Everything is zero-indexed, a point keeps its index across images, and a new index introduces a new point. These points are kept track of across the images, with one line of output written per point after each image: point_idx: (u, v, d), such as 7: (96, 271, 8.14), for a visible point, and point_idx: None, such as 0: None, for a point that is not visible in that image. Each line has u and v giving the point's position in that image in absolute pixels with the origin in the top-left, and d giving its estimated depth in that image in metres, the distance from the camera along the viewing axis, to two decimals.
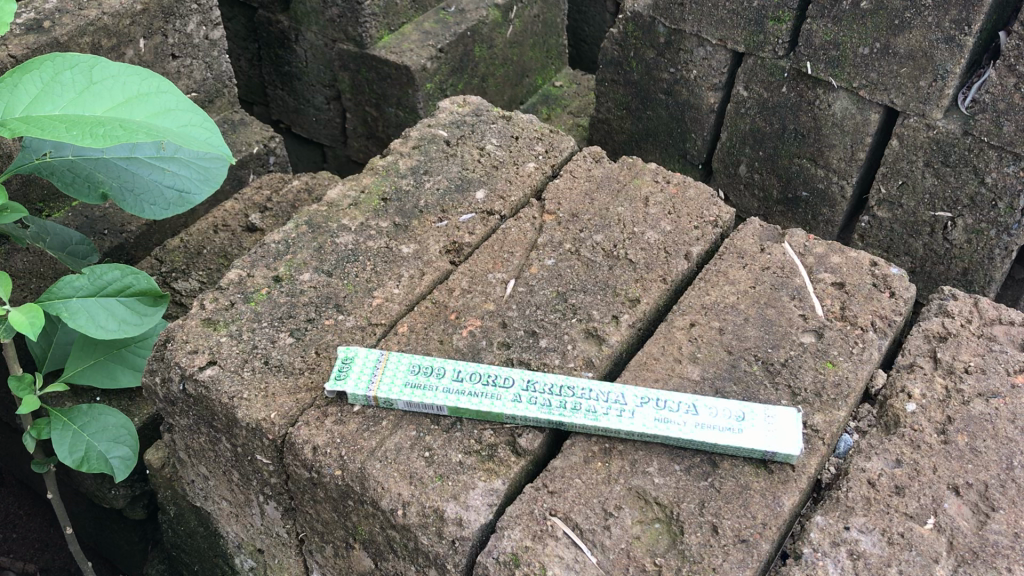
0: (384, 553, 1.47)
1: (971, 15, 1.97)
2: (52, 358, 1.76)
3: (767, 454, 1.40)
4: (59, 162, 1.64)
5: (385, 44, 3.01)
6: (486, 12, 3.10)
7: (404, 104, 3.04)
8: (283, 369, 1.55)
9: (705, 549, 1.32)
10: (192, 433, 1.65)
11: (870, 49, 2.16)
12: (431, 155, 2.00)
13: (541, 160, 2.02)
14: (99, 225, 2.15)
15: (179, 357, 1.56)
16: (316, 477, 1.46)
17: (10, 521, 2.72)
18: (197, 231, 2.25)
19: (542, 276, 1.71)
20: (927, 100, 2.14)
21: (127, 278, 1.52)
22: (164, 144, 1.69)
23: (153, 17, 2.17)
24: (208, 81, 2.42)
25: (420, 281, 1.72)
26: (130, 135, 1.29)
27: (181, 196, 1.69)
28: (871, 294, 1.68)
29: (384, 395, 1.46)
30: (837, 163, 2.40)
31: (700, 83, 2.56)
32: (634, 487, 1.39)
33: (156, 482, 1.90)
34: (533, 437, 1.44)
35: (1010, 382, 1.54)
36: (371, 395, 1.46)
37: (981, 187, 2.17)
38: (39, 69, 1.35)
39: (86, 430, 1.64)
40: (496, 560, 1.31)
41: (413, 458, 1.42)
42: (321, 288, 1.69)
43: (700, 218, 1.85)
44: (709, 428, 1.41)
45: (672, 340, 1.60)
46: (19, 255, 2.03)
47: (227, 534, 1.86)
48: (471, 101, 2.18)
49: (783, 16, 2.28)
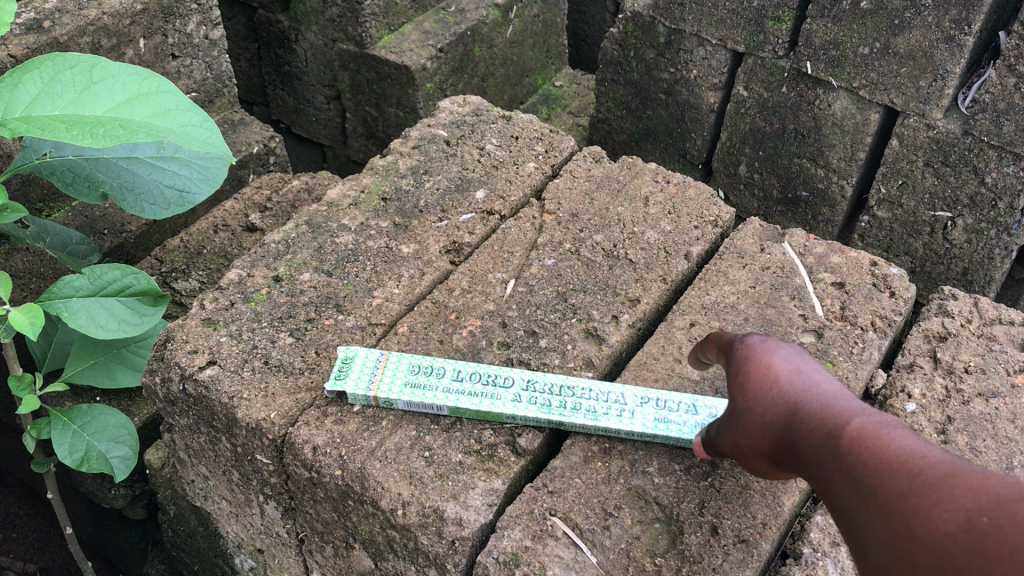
0: (385, 553, 1.47)
1: (971, 15, 1.97)
2: (52, 358, 1.76)
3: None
4: (59, 163, 1.64)
5: (384, 43, 3.00)
6: (486, 12, 3.09)
7: (405, 104, 3.04)
8: (283, 369, 1.55)
9: (705, 548, 1.32)
10: (192, 433, 1.65)
11: (870, 48, 2.16)
12: (431, 155, 2.00)
13: (541, 160, 2.02)
14: (99, 224, 2.14)
15: (179, 357, 1.56)
16: (316, 477, 1.46)
17: (10, 520, 2.72)
18: (197, 230, 2.25)
19: (542, 276, 1.71)
20: (927, 100, 2.13)
21: (127, 278, 1.52)
22: (164, 144, 1.70)
23: (153, 17, 2.17)
24: (208, 81, 2.42)
25: (420, 281, 1.72)
26: (131, 134, 1.29)
27: (181, 196, 1.69)
28: (871, 294, 1.68)
29: (384, 395, 1.45)
30: (837, 163, 2.40)
31: (700, 83, 2.56)
32: (634, 487, 1.39)
33: (156, 482, 1.90)
34: (533, 437, 1.44)
35: (1010, 382, 1.54)
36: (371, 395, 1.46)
37: (981, 187, 2.17)
38: (39, 69, 1.35)
39: (86, 429, 1.64)
40: (496, 560, 1.31)
41: (413, 458, 1.42)
42: (321, 288, 1.69)
43: (700, 218, 1.85)
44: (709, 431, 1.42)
45: (672, 340, 1.60)
46: (19, 254, 2.02)
47: (227, 534, 1.86)
48: (471, 101, 2.18)
49: (783, 16, 2.28)
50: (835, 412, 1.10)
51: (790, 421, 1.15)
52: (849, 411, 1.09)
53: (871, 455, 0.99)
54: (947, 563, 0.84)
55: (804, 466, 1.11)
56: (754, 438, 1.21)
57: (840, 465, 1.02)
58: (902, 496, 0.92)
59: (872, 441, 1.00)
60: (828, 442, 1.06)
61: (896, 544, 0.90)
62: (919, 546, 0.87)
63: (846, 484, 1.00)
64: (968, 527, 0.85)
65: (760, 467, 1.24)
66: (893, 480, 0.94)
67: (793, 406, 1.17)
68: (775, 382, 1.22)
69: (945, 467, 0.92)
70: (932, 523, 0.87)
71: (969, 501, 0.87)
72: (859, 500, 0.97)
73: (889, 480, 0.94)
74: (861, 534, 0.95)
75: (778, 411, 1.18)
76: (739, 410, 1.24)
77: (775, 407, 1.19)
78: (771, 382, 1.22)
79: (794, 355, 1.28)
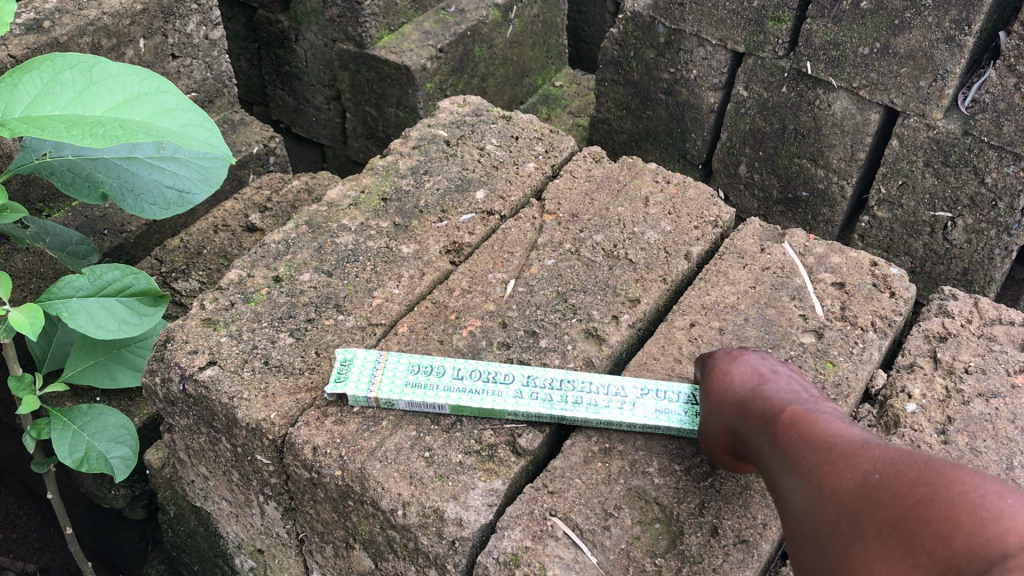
0: (385, 553, 1.47)
1: (971, 15, 1.97)
2: (52, 358, 1.76)
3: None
4: (59, 163, 1.63)
5: (384, 44, 3.00)
6: (486, 12, 3.09)
7: (405, 104, 3.03)
8: (283, 369, 1.55)
9: (705, 549, 1.32)
10: (192, 433, 1.65)
11: (871, 49, 2.16)
12: (431, 155, 2.00)
13: (541, 160, 2.02)
14: (100, 225, 2.14)
15: (179, 357, 1.56)
16: (316, 477, 1.46)
17: (10, 520, 2.72)
18: (197, 230, 2.25)
19: (542, 276, 1.71)
20: (927, 100, 2.13)
21: (127, 278, 1.52)
22: (164, 144, 1.70)
23: (152, 17, 2.17)
24: (208, 81, 2.42)
25: (420, 282, 1.72)
26: (131, 135, 1.29)
27: (181, 196, 1.69)
28: (871, 294, 1.68)
29: (384, 396, 1.45)
30: (837, 163, 2.40)
31: (700, 83, 2.57)
32: (634, 487, 1.39)
33: (156, 482, 1.90)
34: (533, 437, 1.44)
35: (1010, 382, 1.54)
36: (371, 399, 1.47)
37: (981, 187, 2.17)
38: (39, 69, 1.35)
39: (86, 429, 1.64)
40: (497, 560, 1.31)
41: (413, 458, 1.42)
42: (321, 288, 1.69)
43: (700, 218, 1.85)
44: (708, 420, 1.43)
45: (672, 340, 1.60)
46: (20, 254, 2.02)
47: (226, 534, 1.86)
48: (471, 101, 2.18)
49: (783, 16, 2.28)
50: (775, 401, 1.24)
51: (741, 411, 1.28)
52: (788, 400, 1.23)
53: (798, 436, 1.14)
54: (847, 516, 0.99)
55: (751, 451, 1.25)
56: (715, 433, 1.33)
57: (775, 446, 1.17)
58: (818, 466, 1.07)
59: (800, 425, 1.15)
60: (766, 427, 1.20)
61: (811, 507, 1.05)
62: (829, 506, 1.02)
63: (778, 462, 1.14)
64: (864, 486, 1.00)
65: (726, 460, 1.35)
66: (812, 454, 1.09)
67: (744, 399, 1.29)
68: (730, 383, 1.34)
69: (856, 442, 1.07)
70: (838, 485, 1.03)
71: (868, 466, 1.02)
72: (786, 473, 1.12)
73: (810, 454, 1.10)
74: (787, 503, 1.10)
75: (733, 406, 1.31)
76: (706, 408, 1.36)
77: (730, 403, 1.31)
78: (731, 382, 1.34)
79: (758, 355, 1.40)
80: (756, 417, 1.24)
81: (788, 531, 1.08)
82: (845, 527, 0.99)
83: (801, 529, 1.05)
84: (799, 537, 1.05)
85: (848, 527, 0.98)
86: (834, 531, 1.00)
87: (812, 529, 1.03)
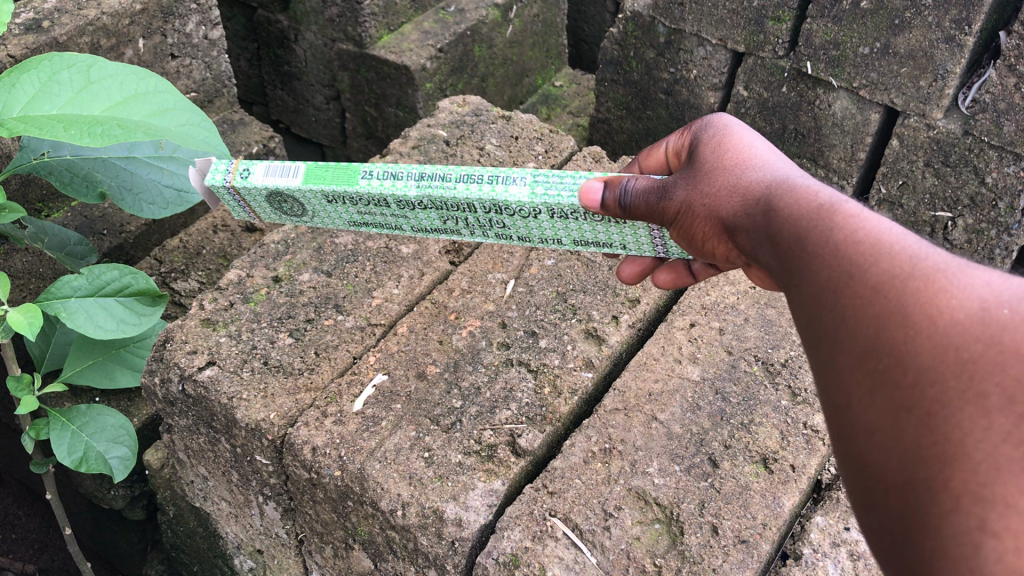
0: (384, 553, 1.47)
1: (971, 15, 1.96)
2: (51, 357, 1.75)
3: (655, 232, 1.25)
4: (58, 162, 1.61)
5: (384, 44, 2.99)
6: (486, 12, 3.09)
7: (404, 104, 3.03)
8: (282, 369, 1.55)
9: (705, 549, 1.31)
10: (191, 433, 1.65)
11: (871, 48, 2.16)
12: (431, 155, 2.00)
13: (541, 160, 2.01)
14: (99, 225, 2.13)
15: (179, 357, 1.56)
16: (315, 477, 1.46)
17: (10, 521, 2.72)
18: (196, 231, 2.30)
19: (542, 276, 1.71)
20: (927, 100, 2.13)
21: (126, 278, 1.52)
22: (163, 144, 1.71)
23: (152, 17, 2.17)
24: (208, 81, 2.42)
25: (420, 282, 1.71)
26: (130, 134, 1.30)
27: (180, 196, 1.71)
28: None
29: (246, 161, 1.31)
30: (837, 163, 2.40)
31: (700, 83, 2.56)
32: (634, 488, 1.38)
33: (156, 482, 1.90)
34: (533, 437, 1.43)
35: None
36: (229, 179, 1.30)
37: (981, 187, 2.16)
38: (36, 68, 1.33)
39: (85, 430, 1.64)
40: (496, 561, 1.31)
41: (413, 458, 1.42)
42: (321, 288, 1.68)
43: None
44: (587, 224, 1.25)
45: (672, 341, 1.62)
46: (19, 254, 2.00)
47: (226, 534, 1.85)
48: (471, 101, 2.17)
49: (783, 16, 2.28)
50: (820, 198, 0.96)
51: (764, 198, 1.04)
52: (829, 188, 0.99)
53: (870, 236, 0.85)
54: (954, 368, 0.71)
55: (769, 242, 0.98)
56: (711, 219, 1.11)
57: (825, 239, 0.88)
58: (896, 278, 0.79)
59: (868, 223, 0.87)
60: (816, 221, 0.91)
61: (889, 340, 0.76)
62: (924, 345, 0.73)
63: (830, 262, 0.85)
64: (984, 325, 0.72)
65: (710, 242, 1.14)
66: (886, 261, 0.81)
67: (768, 188, 1.05)
68: (744, 168, 1.12)
69: (957, 261, 0.80)
70: (930, 308, 0.75)
71: (987, 296, 0.75)
72: (845, 282, 0.83)
73: (882, 262, 0.81)
74: (844, 326, 0.80)
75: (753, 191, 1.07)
76: (705, 185, 1.13)
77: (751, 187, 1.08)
78: (741, 164, 1.13)
79: (763, 137, 1.19)
80: (787, 201, 0.99)
81: (836, 364, 0.80)
82: (947, 382, 0.71)
83: (865, 370, 0.76)
84: (859, 380, 0.77)
85: (953, 385, 0.70)
86: (925, 388, 0.71)
87: (886, 373, 0.74)
